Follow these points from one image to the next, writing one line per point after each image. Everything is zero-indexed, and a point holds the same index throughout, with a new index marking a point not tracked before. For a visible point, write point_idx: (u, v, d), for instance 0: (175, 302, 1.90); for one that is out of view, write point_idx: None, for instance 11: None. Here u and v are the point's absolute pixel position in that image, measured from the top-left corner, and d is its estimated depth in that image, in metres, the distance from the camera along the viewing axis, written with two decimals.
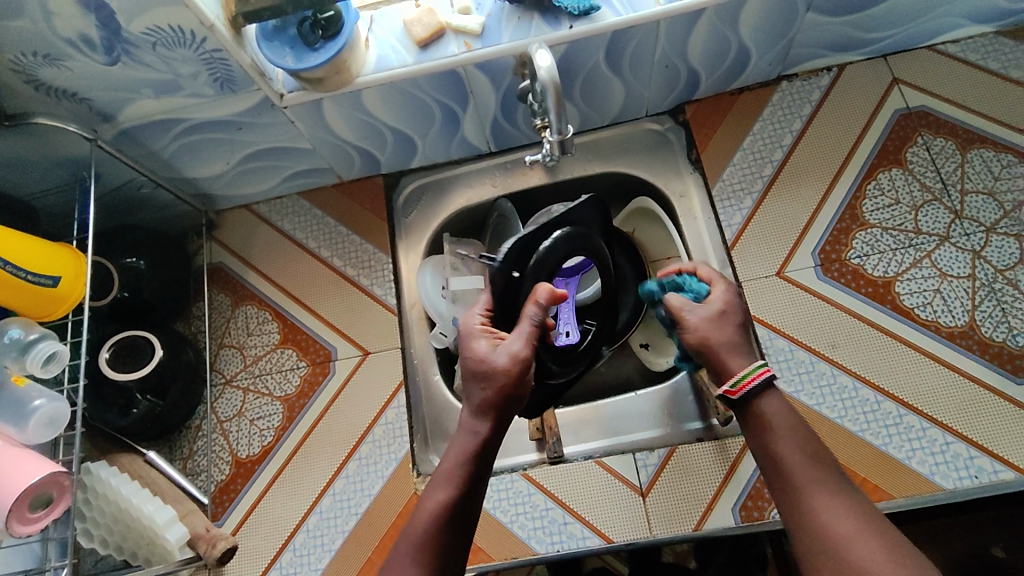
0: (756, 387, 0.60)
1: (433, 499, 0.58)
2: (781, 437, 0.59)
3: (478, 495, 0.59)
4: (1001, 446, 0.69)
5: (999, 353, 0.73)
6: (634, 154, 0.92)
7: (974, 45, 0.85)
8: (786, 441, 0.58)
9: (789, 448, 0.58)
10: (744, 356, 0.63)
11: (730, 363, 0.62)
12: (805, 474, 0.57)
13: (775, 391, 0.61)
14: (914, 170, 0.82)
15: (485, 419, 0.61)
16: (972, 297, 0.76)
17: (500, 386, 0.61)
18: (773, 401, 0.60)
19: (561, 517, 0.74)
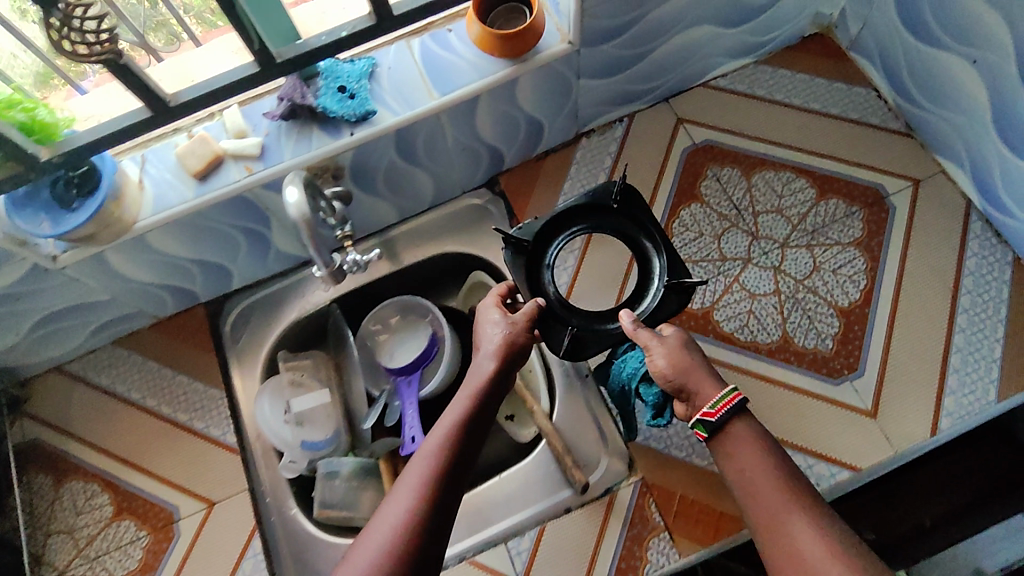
0: (729, 410, 0.59)
1: (434, 444, 0.56)
2: (751, 469, 0.57)
3: (483, 425, 0.59)
4: (834, 449, 0.73)
5: (814, 359, 0.77)
6: (457, 233, 0.91)
7: (740, 76, 0.92)
8: (757, 471, 0.56)
9: (761, 482, 0.56)
10: (706, 390, 0.62)
11: (704, 386, 0.62)
12: (779, 506, 0.54)
13: (743, 421, 0.60)
14: (710, 202, 0.87)
15: (490, 359, 0.63)
16: (780, 311, 0.80)
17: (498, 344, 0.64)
18: (746, 425, 0.60)
19: None
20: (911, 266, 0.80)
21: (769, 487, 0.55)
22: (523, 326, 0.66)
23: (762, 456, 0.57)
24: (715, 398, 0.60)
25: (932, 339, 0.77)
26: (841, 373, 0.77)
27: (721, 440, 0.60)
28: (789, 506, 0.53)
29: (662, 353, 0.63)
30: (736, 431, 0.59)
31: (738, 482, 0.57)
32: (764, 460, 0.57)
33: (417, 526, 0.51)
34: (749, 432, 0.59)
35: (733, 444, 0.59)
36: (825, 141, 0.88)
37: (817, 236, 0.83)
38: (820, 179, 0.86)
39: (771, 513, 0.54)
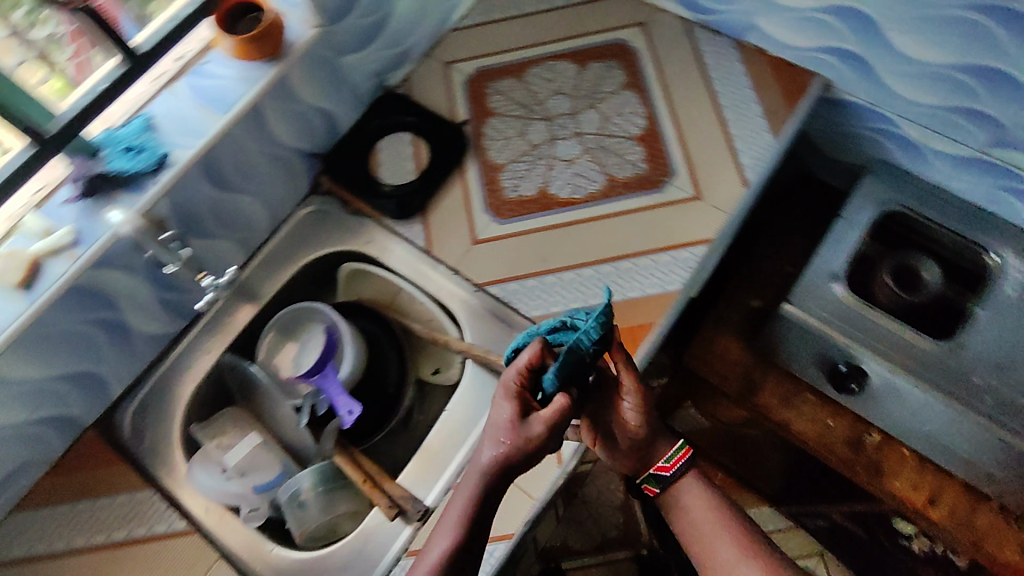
0: (682, 464, 0.72)
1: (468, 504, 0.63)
2: (695, 512, 0.71)
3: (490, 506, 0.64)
4: (684, 235, 0.86)
5: (639, 182, 0.90)
6: (306, 241, 0.93)
7: (473, 14, 1.06)
8: (704, 519, 0.70)
9: (702, 511, 0.71)
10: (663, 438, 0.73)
11: (656, 441, 0.73)
12: (717, 535, 0.69)
13: (691, 474, 0.73)
14: (503, 110, 0.98)
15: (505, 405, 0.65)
16: (598, 162, 0.92)
17: (508, 423, 0.63)
18: (684, 487, 0.73)
19: None
20: (670, 84, 0.97)
21: (721, 525, 0.70)
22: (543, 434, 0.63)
23: (703, 499, 0.72)
24: (668, 453, 0.73)
25: (710, 124, 0.93)
26: (662, 182, 0.89)
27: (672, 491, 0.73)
28: (727, 533, 0.69)
29: (636, 398, 0.70)
30: (681, 483, 0.73)
31: (678, 512, 0.72)
32: (716, 518, 0.70)
33: (464, 540, 0.62)
34: (703, 499, 0.72)
35: (685, 494, 0.72)
36: (561, 27, 1.04)
37: (595, 96, 0.97)
38: (576, 56, 1.02)
39: (711, 542, 0.69)
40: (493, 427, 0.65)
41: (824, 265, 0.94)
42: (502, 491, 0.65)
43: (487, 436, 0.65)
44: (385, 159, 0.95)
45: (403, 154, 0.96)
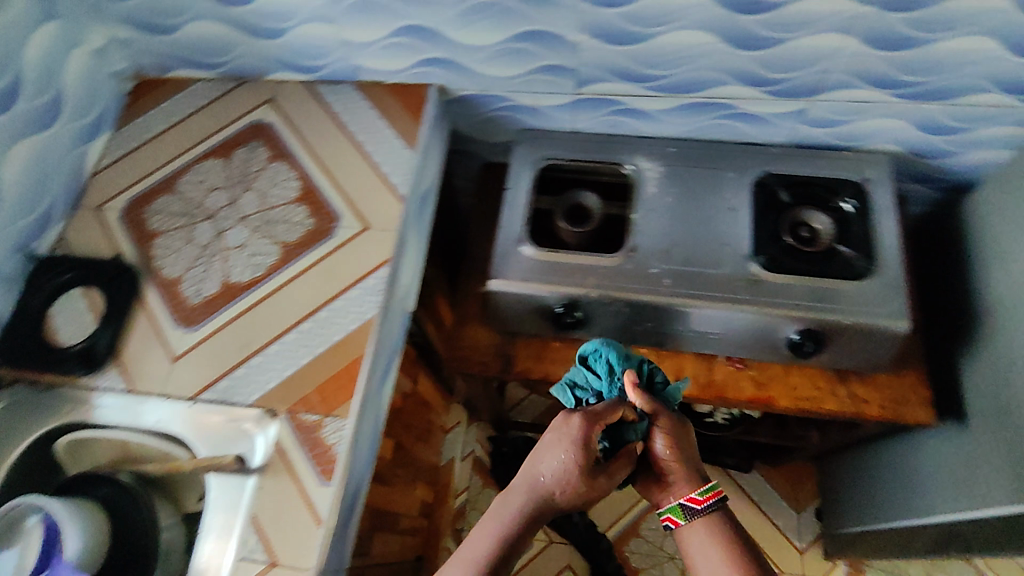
0: (714, 503, 0.75)
1: (493, 543, 0.71)
2: (705, 548, 0.72)
3: (523, 533, 0.73)
4: (364, 266, 0.90)
5: (310, 236, 0.93)
6: (9, 438, 0.88)
7: (110, 149, 1.05)
8: (714, 554, 0.71)
9: (715, 544, 0.72)
10: (687, 480, 0.77)
11: (684, 481, 0.77)
12: (729, 575, 0.70)
13: (724, 515, 0.75)
14: (166, 226, 0.98)
15: (565, 455, 0.72)
16: (267, 234, 0.94)
17: (563, 465, 0.72)
18: (708, 524, 0.74)
19: None
20: (309, 139, 1.01)
21: (728, 569, 0.70)
22: (577, 457, 0.72)
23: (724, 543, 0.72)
24: (694, 488, 0.76)
25: (355, 158, 0.98)
26: (330, 226, 0.93)
27: (699, 522, 0.74)
28: (730, 565, 0.70)
29: (664, 438, 0.78)
30: (700, 522, 0.74)
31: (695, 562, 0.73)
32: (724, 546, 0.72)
33: (490, 570, 0.70)
34: (716, 534, 0.73)
35: (692, 541, 0.74)
36: (199, 131, 1.05)
37: (248, 178, 1.00)
38: (219, 150, 1.03)
39: (706, 571, 0.71)
40: (533, 469, 0.74)
41: (510, 234, 1.03)
42: (531, 524, 0.73)
43: (543, 444, 0.75)
44: (61, 322, 0.92)
45: (77, 310, 0.93)
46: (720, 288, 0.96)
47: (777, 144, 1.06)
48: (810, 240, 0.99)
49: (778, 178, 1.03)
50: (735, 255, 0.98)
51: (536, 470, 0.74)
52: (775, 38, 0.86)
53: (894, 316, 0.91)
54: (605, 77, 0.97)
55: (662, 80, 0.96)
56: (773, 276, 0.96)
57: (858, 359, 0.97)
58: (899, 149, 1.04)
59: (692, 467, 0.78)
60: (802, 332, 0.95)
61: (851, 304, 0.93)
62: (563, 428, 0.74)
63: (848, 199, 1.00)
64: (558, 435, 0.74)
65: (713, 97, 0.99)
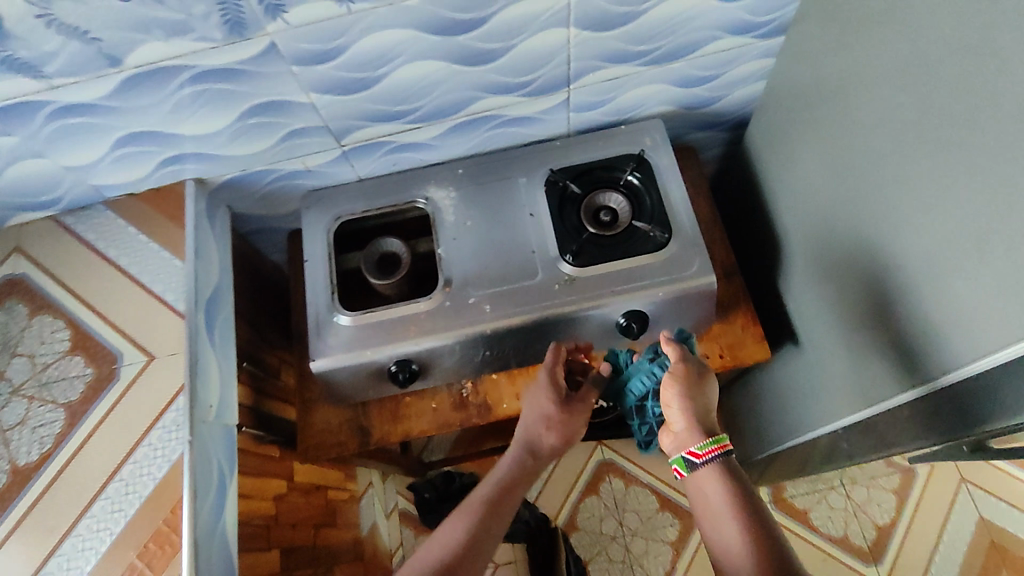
0: (711, 459, 0.76)
1: (494, 486, 0.83)
2: (715, 500, 0.74)
3: (518, 482, 0.84)
4: (160, 401, 0.84)
5: (94, 387, 0.85)
6: None
7: None
8: (717, 505, 0.73)
9: (716, 496, 0.74)
10: (694, 434, 0.78)
11: (693, 434, 0.78)
12: (728, 515, 0.72)
13: (729, 467, 0.76)
14: None
15: (546, 400, 0.88)
16: (49, 401, 0.85)
17: (545, 410, 0.88)
18: (710, 479, 0.76)
19: None
20: (71, 279, 0.90)
21: (730, 516, 0.72)
22: (564, 398, 0.89)
23: (727, 493, 0.74)
24: (698, 442, 0.77)
25: (123, 285, 0.90)
26: (114, 369, 0.86)
27: (708, 472, 0.76)
28: (732, 516, 0.72)
29: (673, 396, 0.80)
30: (705, 473, 0.76)
31: (704, 509, 0.76)
32: (727, 497, 0.74)
33: (488, 511, 0.80)
34: (719, 483, 0.75)
35: (703, 487, 0.76)
36: None
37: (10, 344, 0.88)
38: None
39: (714, 519, 0.74)
40: (526, 419, 0.89)
41: (320, 308, 0.97)
42: (525, 474, 0.86)
43: (528, 404, 0.91)
44: None
45: None
46: (540, 297, 0.95)
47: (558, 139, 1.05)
48: (610, 222, 1.00)
49: (564, 172, 1.03)
50: (545, 260, 0.98)
51: (528, 420, 0.89)
52: (500, 47, 0.84)
53: (704, 272, 0.93)
54: (358, 125, 0.93)
55: (416, 113, 0.93)
56: (585, 271, 0.96)
57: (691, 319, 0.99)
58: (669, 108, 1.06)
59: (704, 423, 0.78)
60: (628, 315, 0.96)
61: (667, 272, 0.94)
62: (540, 380, 0.90)
63: (632, 173, 1.02)
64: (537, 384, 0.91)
65: (476, 113, 0.97)
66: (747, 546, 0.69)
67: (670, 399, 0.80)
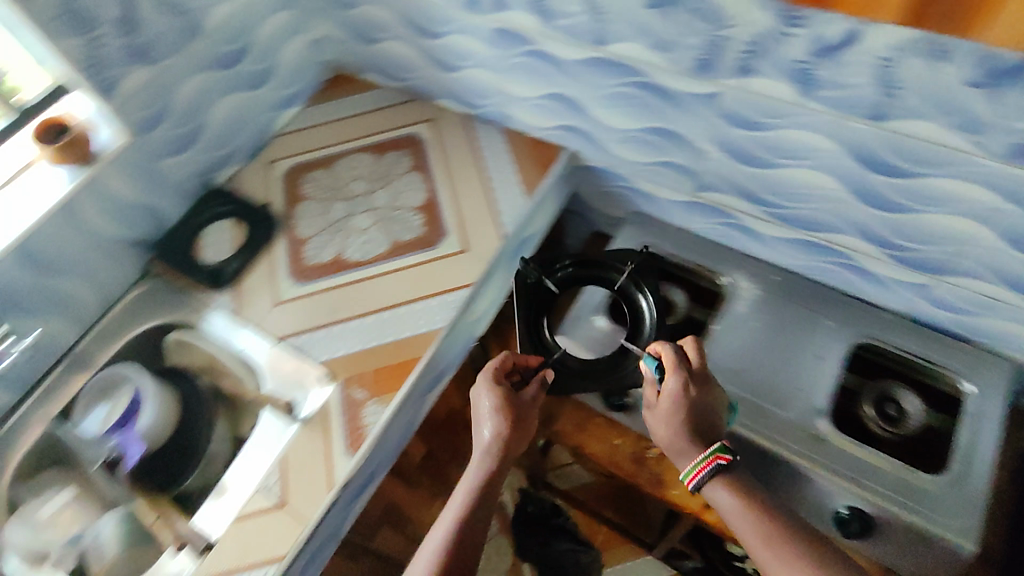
0: (709, 469, 0.80)
1: (469, 492, 0.83)
2: (728, 503, 0.78)
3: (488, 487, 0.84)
4: (452, 281, 1.00)
5: (416, 241, 1.06)
6: (138, 315, 1.06)
7: (298, 121, 1.28)
8: (740, 509, 0.77)
9: (752, 521, 0.76)
10: (693, 448, 0.82)
11: (690, 450, 0.82)
12: (779, 544, 0.73)
13: (727, 475, 0.80)
14: (312, 196, 1.15)
15: (500, 416, 0.87)
16: (384, 229, 1.09)
17: (499, 406, 0.87)
18: (717, 493, 0.80)
19: None
20: (450, 166, 1.16)
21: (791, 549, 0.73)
22: (509, 394, 0.88)
23: (741, 495, 0.78)
24: (689, 459, 0.82)
25: (478, 190, 1.11)
26: (436, 239, 1.06)
27: (712, 482, 0.80)
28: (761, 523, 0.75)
29: (663, 415, 0.84)
30: (716, 479, 0.80)
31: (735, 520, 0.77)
32: (744, 505, 0.77)
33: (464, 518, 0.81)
34: (728, 486, 0.80)
35: (717, 495, 0.80)
36: (364, 129, 1.25)
37: (388, 178, 1.16)
38: (374, 148, 1.22)
39: (737, 523, 0.77)
40: (480, 417, 0.88)
41: (588, 302, 1.05)
42: (490, 470, 0.85)
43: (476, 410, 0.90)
44: (209, 242, 1.11)
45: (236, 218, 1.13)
46: (785, 432, 0.90)
47: (905, 317, 0.99)
48: (895, 418, 0.92)
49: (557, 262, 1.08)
50: (804, 404, 0.91)
51: (481, 414, 0.88)
52: (906, 205, 0.83)
53: (969, 537, 0.80)
54: (724, 190, 0.99)
55: (781, 210, 0.96)
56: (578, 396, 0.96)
57: (916, 559, 0.87)
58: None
59: (694, 443, 0.82)
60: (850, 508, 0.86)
61: (928, 505, 0.83)
62: (492, 381, 0.89)
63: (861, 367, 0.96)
64: (480, 389, 0.89)
65: (830, 243, 0.97)
66: (818, 565, 0.71)
67: (661, 423, 0.84)
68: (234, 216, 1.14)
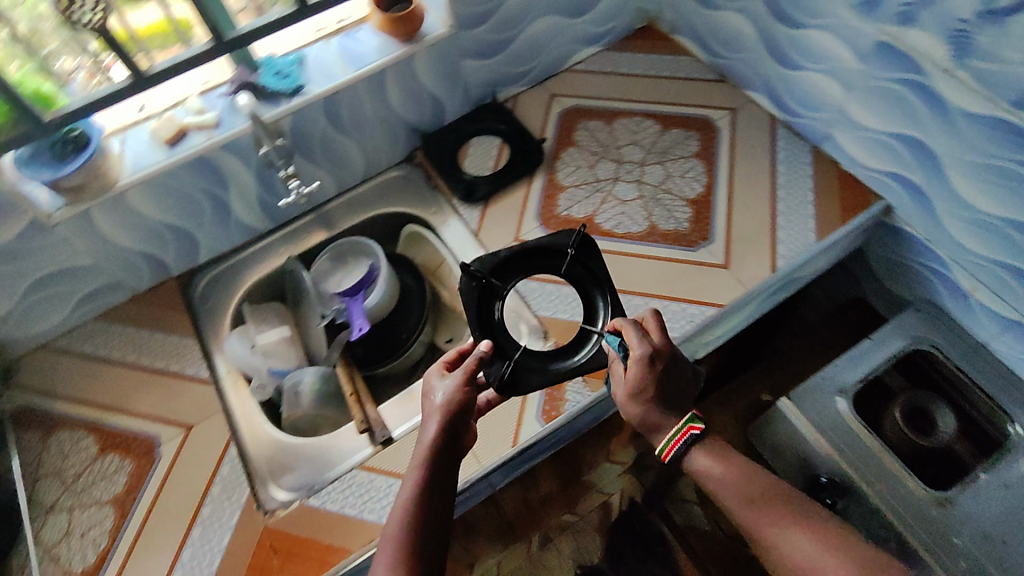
0: (679, 447, 0.72)
1: (424, 466, 0.69)
2: (707, 474, 0.71)
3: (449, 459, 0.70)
4: (700, 293, 0.89)
5: (675, 235, 0.95)
6: (389, 197, 1.10)
7: (594, 61, 1.20)
8: (727, 474, 0.70)
9: (744, 485, 0.69)
10: (668, 415, 0.73)
11: (664, 421, 0.72)
12: (780, 522, 0.66)
13: (696, 450, 0.72)
14: (583, 145, 1.09)
15: (455, 391, 0.72)
16: (646, 208, 0.99)
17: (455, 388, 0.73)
18: (695, 459, 0.72)
19: (384, 482, 0.83)
20: (740, 164, 1.01)
21: (747, 481, 0.70)
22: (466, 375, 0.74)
23: (718, 462, 0.71)
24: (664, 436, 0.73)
25: (761, 206, 0.96)
26: (697, 242, 0.94)
27: (692, 447, 0.72)
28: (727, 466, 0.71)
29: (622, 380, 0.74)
30: (699, 445, 0.73)
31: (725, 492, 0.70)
32: (723, 470, 0.71)
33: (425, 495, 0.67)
34: (707, 454, 0.72)
35: (698, 465, 0.72)
36: (658, 93, 1.14)
37: (666, 155, 1.05)
38: (661, 117, 1.10)
39: (718, 488, 0.70)
40: (429, 402, 0.74)
41: (832, 378, 0.92)
42: (457, 439, 0.72)
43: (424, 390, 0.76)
44: (473, 153, 1.11)
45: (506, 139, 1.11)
46: None
47: None
48: None
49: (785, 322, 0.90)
50: None
51: (433, 395, 0.74)
52: None
53: None
54: None
55: None
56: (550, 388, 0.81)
57: None
58: None
59: (660, 406, 0.72)
60: None
61: None
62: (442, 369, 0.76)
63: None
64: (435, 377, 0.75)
65: None
66: (814, 533, 0.65)
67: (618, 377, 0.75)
68: (504, 137, 1.12)
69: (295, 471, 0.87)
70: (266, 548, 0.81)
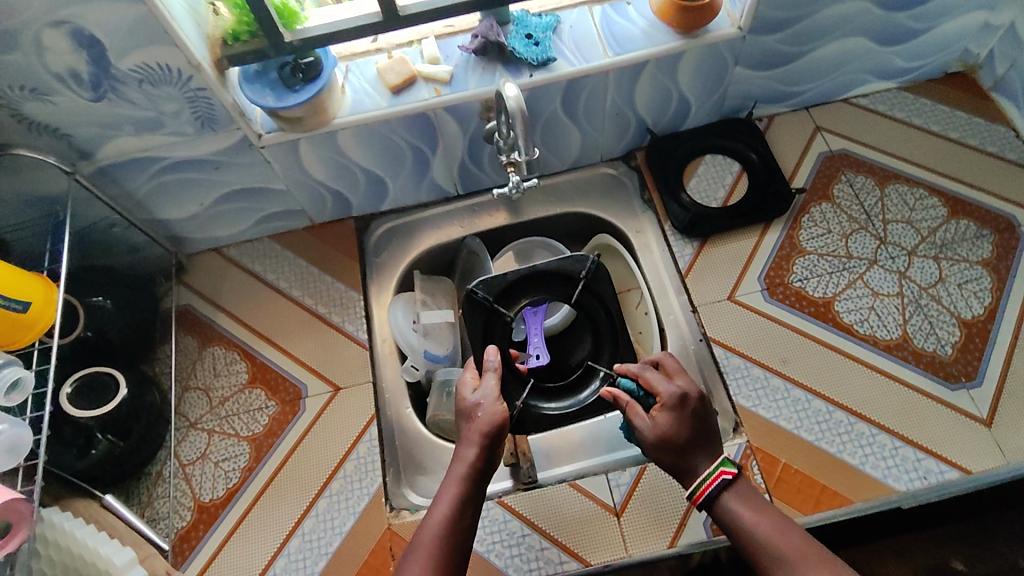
0: (716, 489, 0.65)
1: (461, 476, 0.65)
2: (737, 519, 0.63)
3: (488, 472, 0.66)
4: (946, 449, 0.75)
5: (931, 361, 0.80)
6: (592, 196, 0.97)
7: (882, 98, 0.97)
8: (756, 519, 0.62)
9: (776, 538, 0.61)
10: (703, 456, 0.67)
11: (695, 463, 0.66)
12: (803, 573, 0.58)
13: (732, 498, 0.65)
14: (841, 204, 0.90)
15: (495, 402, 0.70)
16: (903, 312, 0.83)
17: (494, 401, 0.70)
18: (729, 506, 0.64)
19: (519, 529, 0.76)
20: None
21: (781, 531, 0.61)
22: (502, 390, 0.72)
23: (753, 512, 0.63)
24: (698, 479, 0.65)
25: None
26: (959, 379, 0.79)
27: (722, 494, 0.65)
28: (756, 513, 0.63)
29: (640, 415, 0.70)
30: (733, 491, 0.65)
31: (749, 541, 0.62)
32: (753, 515, 0.63)
33: (461, 510, 0.62)
34: (740, 501, 0.64)
35: (729, 513, 0.64)
36: (955, 166, 0.91)
37: (946, 251, 0.86)
38: (953, 199, 0.89)
39: (741, 535, 0.62)
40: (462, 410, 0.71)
41: None
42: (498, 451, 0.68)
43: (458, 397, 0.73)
44: (702, 175, 0.94)
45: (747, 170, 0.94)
46: None
47: None
48: None
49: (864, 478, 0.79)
50: None
51: (469, 405, 0.71)
52: None
53: None
54: None
55: None
56: (563, 425, 0.84)
57: None
58: None
59: (694, 443, 0.67)
60: None
61: None
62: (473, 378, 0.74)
63: None
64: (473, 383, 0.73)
65: None
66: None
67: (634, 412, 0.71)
68: (746, 167, 0.94)
69: (429, 476, 0.82)
70: (386, 550, 0.77)
